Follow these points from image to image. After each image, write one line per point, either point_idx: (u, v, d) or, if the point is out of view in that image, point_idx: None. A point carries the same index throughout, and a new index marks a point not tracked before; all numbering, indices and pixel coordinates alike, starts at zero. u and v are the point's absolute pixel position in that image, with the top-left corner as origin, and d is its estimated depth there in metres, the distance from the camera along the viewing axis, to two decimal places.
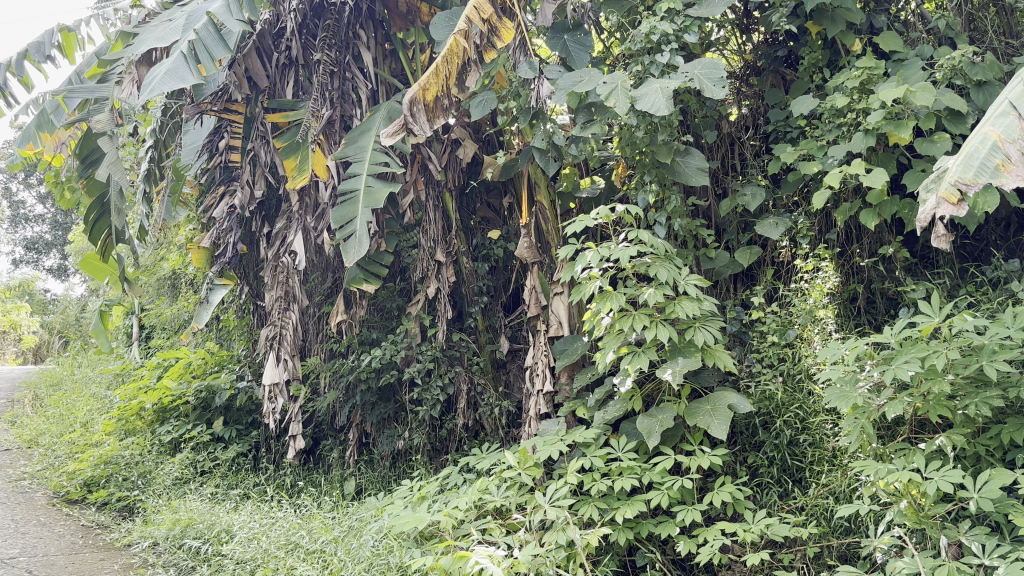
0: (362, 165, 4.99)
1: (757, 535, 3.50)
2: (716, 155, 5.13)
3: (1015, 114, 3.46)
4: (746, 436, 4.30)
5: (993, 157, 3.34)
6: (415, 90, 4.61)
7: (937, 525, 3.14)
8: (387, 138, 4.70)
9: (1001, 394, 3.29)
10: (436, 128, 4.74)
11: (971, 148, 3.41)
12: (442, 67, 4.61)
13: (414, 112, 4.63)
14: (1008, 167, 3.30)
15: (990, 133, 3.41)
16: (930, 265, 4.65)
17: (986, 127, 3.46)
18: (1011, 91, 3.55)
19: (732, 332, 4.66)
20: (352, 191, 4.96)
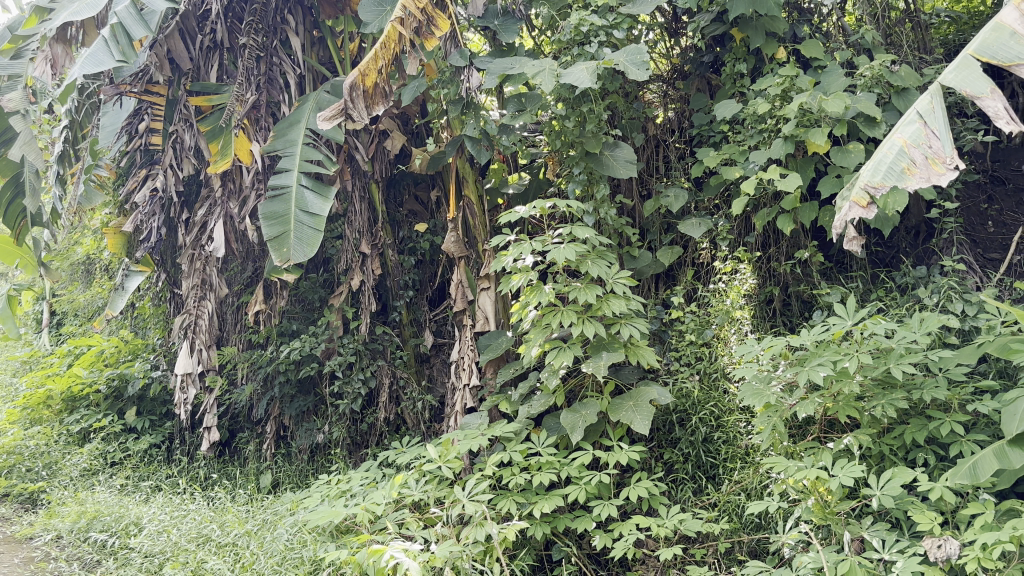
0: (293, 162, 4.90)
1: (671, 530, 3.56)
2: (642, 156, 5.22)
3: (922, 123, 3.53)
4: (663, 433, 4.37)
5: (899, 161, 3.46)
6: (354, 75, 4.58)
7: (841, 521, 3.25)
8: (324, 123, 4.67)
9: (906, 396, 3.41)
10: (375, 115, 4.73)
11: (880, 155, 3.53)
12: (382, 52, 4.58)
13: (353, 98, 4.61)
14: (911, 171, 3.42)
15: (897, 138, 3.53)
16: (844, 269, 4.80)
17: (895, 134, 3.57)
18: (921, 97, 3.65)
19: (653, 330, 4.75)
20: (281, 187, 4.86)
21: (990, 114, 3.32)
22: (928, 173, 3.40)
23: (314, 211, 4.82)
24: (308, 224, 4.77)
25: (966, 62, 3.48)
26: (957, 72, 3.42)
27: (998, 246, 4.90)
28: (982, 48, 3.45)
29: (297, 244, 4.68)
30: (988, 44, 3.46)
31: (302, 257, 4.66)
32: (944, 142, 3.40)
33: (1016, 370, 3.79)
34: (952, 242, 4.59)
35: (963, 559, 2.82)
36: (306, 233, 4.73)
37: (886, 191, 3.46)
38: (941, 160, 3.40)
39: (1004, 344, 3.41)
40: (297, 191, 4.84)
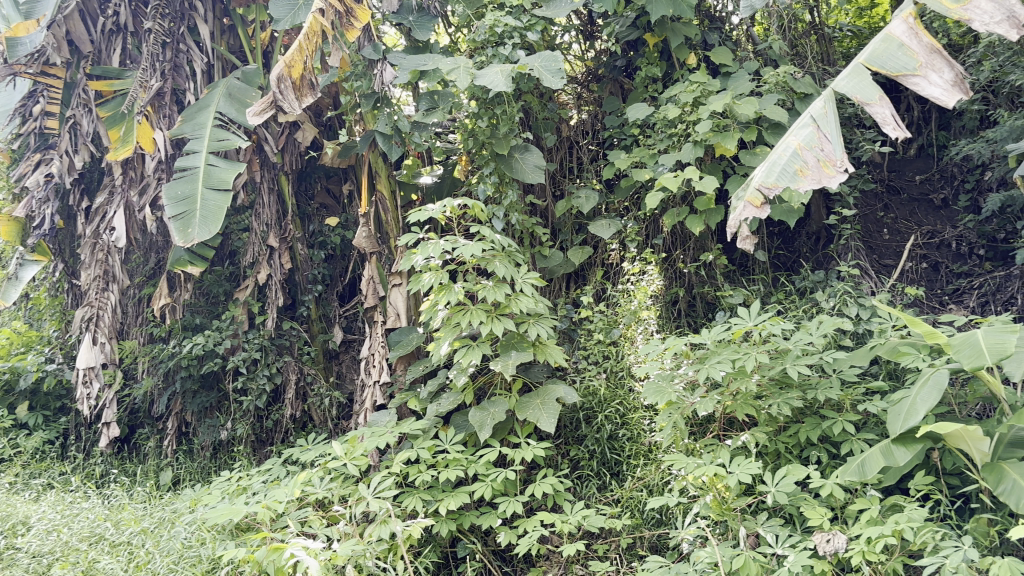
0: (201, 144, 4.80)
1: (575, 527, 3.59)
2: (555, 157, 5.27)
3: (815, 126, 3.66)
4: (570, 430, 4.43)
5: (793, 163, 3.53)
6: (281, 67, 4.49)
7: (737, 517, 3.34)
8: (254, 118, 4.62)
9: (801, 395, 3.54)
10: (303, 106, 4.69)
11: (774, 156, 3.61)
12: (305, 43, 4.53)
13: (282, 89, 4.55)
14: (804, 172, 3.49)
15: (792, 142, 3.61)
16: (747, 272, 4.94)
17: (790, 138, 3.66)
18: (816, 104, 3.76)
19: (562, 328, 4.82)
20: (188, 169, 4.74)
21: (879, 119, 3.44)
22: (820, 176, 3.49)
23: (222, 190, 4.67)
24: (214, 202, 4.62)
25: (857, 70, 3.59)
26: (849, 79, 3.55)
27: (892, 252, 5.11)
28: (873, 58, 3.56)
29: (201, 222, 4.52)
30: (878, 53, 3.57)
31: (202, 234, 4.48)
32: (836, 146, 3.53)
33: (904, 373, 3.97)
34: (848, 248, 4.77)
35: (849, 552, 2.94)
36: (212, 211, 4.57)
37: (779, 192, 3.53)
38: (832, 163, 3.51)
39: (894, 347, 3.57)
40: (204, 171, 4.72)
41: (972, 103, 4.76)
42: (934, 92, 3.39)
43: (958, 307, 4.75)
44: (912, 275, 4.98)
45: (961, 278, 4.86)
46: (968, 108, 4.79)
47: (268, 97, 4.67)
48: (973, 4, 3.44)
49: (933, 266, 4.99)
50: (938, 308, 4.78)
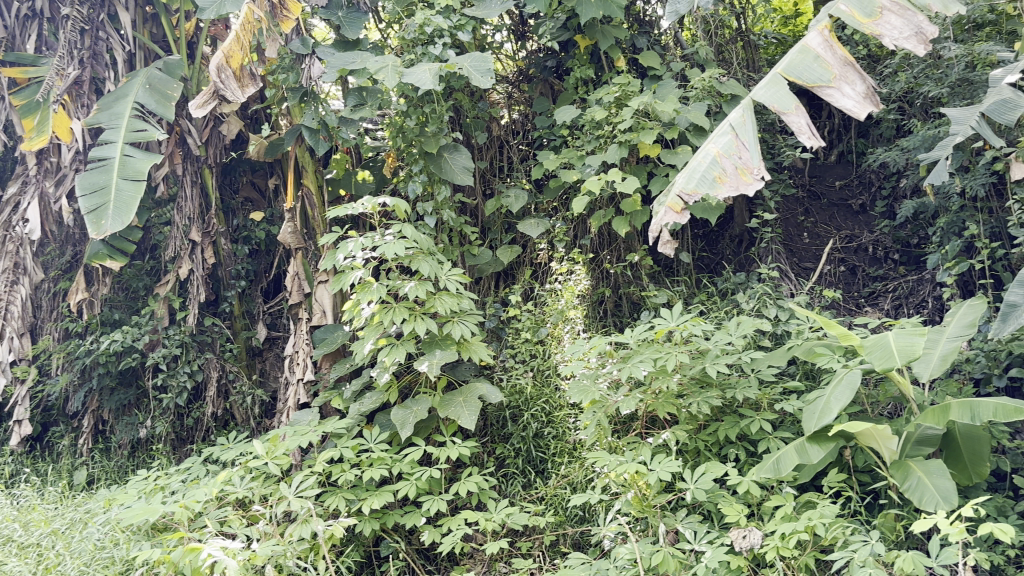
0: (117, 134, 4.67)
1: (498, 525, 3.59)
2: (485, 156, 5.29)
3: (733, 135, 3.65)
4: (496, 428, 4.44)
5: (712, 170, 3.55)
6: (220, 56, 4.42)
7: (657, 514, 3.40)
8: (196, 111, 4.63)
9: (720, 394, 3.62)
10: (244, 96, 4.63)
11: (694, 163, 3.63)
12: (242, 33, 4.49)
13: (223, 79, 4.47)
14: (722, 179, 3.53)
15: (711, 149, 3.62)
16: (671, 273, 5.01)
17: (709, 145, 3.67)
18: (735, 110, 3.76)
19: (490, 327, 4.84)
20: (103, 159, 4.61)
21: (795, 128, 3.48)
22: (737, 183, 3.53)
23: (138, 181, 4.56)
24: (128, 193, 4.50)
25: (775, 80, 3.61)
26: (766, 89, 3.56)
27: (811, 256, 5.25)
28: (789, 68, 3.58)
29: (114, 213, 4.40)
30: (795, 63, 3.59)
31: (115, 227, 4.36)
32: (753, 154, 3.54)
33: (819, 373, 4.08)
34: (769, 251, 4.90)
35: (764, 548, 3.01)
36: (125, 203, 4.45)
37: (698, 198, 3.56)
38: (749, 170, 3.54)
39: (810, 348, 3.69)
40: (119, 161, 4.59)
41: (888, 113, 4.93)
42: (848, 103, 3.44)
43: (873, 309, 4.92)
44: (830, 278, 5.12)
45: (877, 282, 5.03)
46: (884, 117, 4.95)
47: (209, 88, 4.67)
48: (884, 17, 3.45)
49: (850, 270, 5.14)
50: (855, 310, 4.96)
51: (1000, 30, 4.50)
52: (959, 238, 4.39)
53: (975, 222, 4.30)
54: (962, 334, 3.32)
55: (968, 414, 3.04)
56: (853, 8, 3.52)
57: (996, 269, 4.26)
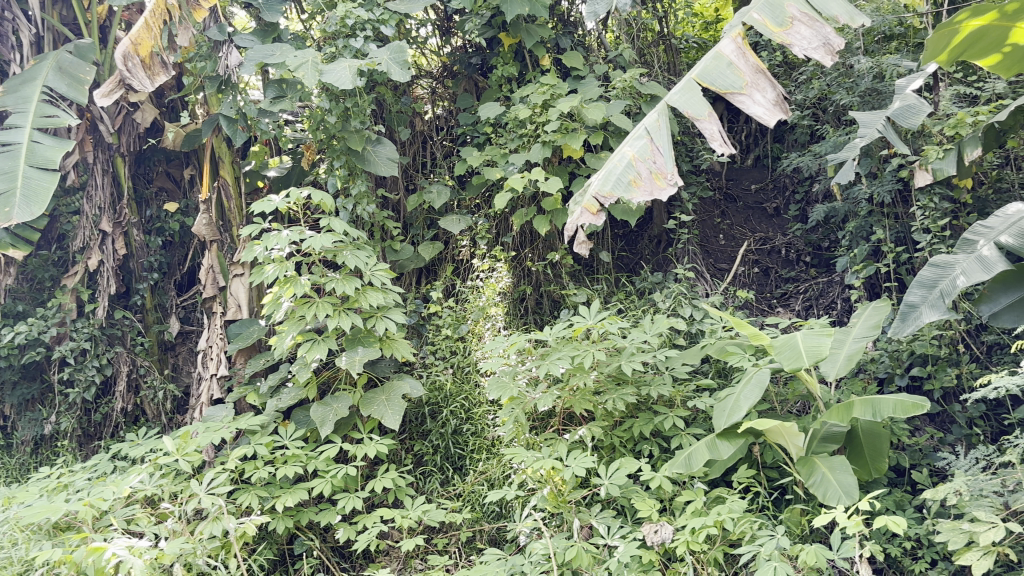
0: (24, 118, 4.49)
1: (414, 522, 3.57)
2: (408, 151, 5.27)
3: (648, 139, 3.70)
4: (415, 425, 4.42)
5: (627, 173, 3.59)
6: (127, 44, 4.36)
7: (572, 509, 3.44)
8: (103, 99, 4.51)
9: (635, 391, 3.68)
10: (154, 84, 4.57)
11: (610, 166, 3.66)
12: (152, 20, 4.41)
13: (130, 68, 4.40)
14: (637, 184, 3.57)
15: (627, 152, 3.66)
16: (591, 271, 5.05)
17: (625, 148, 3.70)
18: (650, 114, 3.81)
19: (411, 323, 4.82)
20: (9, 144, 4.42)
21: (708, 135, 3.55)
22: (651, 187, 3.57)
23: (49, 169, 4.40)
24: (39, 181, 4.34)
25: (689, 85, 3.67)
26: (681, 94, 3.62)
27: (727, 257, 5.37)
28: (703, 74, 3.64)
29: (22, 202, 4.23)
30: (709, 69, 3.64)
31: (24, 216, 4.19)
32: (667, 159, 3.60)
33: (731, 371, 4.18)
34: (686, 252, 5.02)
35: (674, 543, 3.07)
36: (35, 191, 4.29)
37: (614, 201, 3.59)
38: (664, 175, 3.59)
39: (722, 347, 3.78)
40: (27, 147, 4.41)
41: (802, 119, 5.07)
42: (758, 110, 3.51)
43: (785, 310, 5.04)
44: (744, 279, 5.24)
45: (789, 283, 5.16)
46: (798, 124, 5.10)
47: (115, 77, 4.57)
48: (795, 27, 3.54)
49: (763, 271, 5.27)
50: (767, 310, 5.05)
51: (908, 42, 4.67)
52: (866, 242, 4.55)
53: (881, 227, 4.46)
54: (867, 335, 3.45)
55: (870, 411, 3.16)
56: (766, 16, 3.59)
57: (901, 272, 4.40)
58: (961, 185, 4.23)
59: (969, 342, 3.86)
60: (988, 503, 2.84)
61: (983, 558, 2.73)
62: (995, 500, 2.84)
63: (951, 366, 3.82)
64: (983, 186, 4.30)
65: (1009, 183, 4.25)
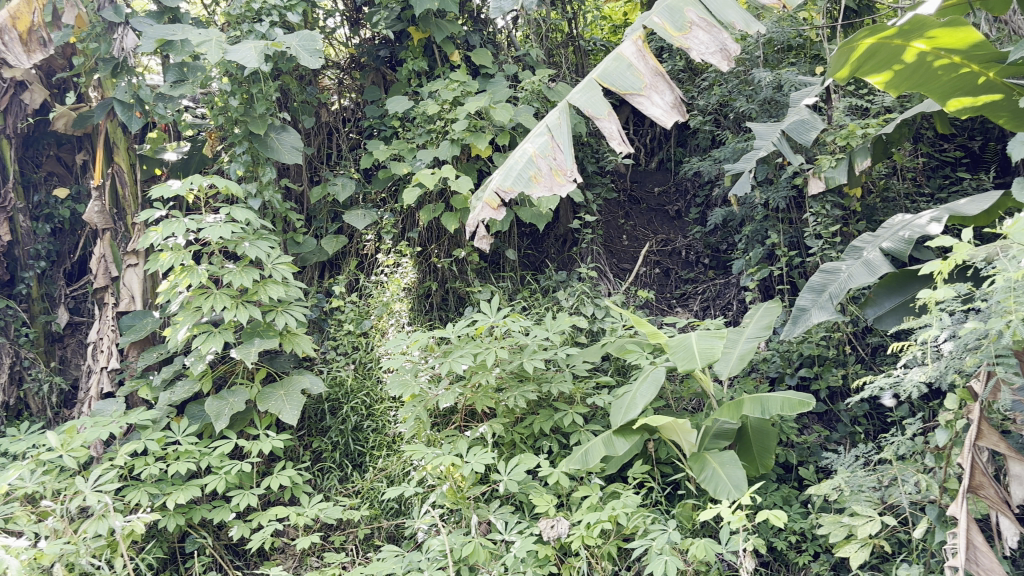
0: None
1: (310, 519, 3.52)
2: (313, 142, 5.19)
3: (549, 136, 3.64)
4: (313, 421, 4.35)
5: (528, 169, 3.53)
6: (4, 17, 4.35)
7: (471, 505, 3.45)
8: None
9: (536, 388, 3.72)
10: (33, 62, 4.51)
11: (511, 162, 3.60)
12: None
13: (5, 41, 4.39)
14: (538, 179, 3.51)
15: (528, 148, 3.60)
16: (497, 269, 5.04)
17: (526, 145, 3.64)
18: (552, 111, 3.75)
19: (312, 318, 4.74)
20: None
21: (606, 134, 3.48)
22: (551, 184, 3.53)
23: None
24: None
25: (589, 86, 3.59)
26: (581, 93, 3.55)
27: (630, 257, 5.45)
28: (604, 74, 3.56)
29: None
30: (609, 71, 3.56)
31: None
32: (567, 156, 3.55)
33: (630, 369, 4.27)
34: (590, 251, 5.09)
35: (570, 538, 3.12)
36: None
37: (514, 196, 3.53)
38: (563, 173, 3.55)
39: (622, 345, 3.87)
40: None
41: (704, 124, 5.19)
42: (655, 111, 3.44)
43: (683, 310, 5.15)
44: (646, 279, 5.33)
45: (688, 284, 5.28)
46: (700, 128, 5.23)
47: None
48: (693, 32, 3.51)
49: (664, 272, 5.39)
50: (666, 310, 5.16)
51: (805, 53, 4.84)
52: (761, 246, 4.71)
53: (776, 231, 4.61)
54: (759, 335, 3.58)
55: (759, 408, 3.27)
56: (665, 21, 3.55)
57: (793, 276, 4.53)
58: (851, 194, 4.39)
59: (855, 344, 4.04)
60: (865, 498, 2.97)
61: (860, 550, 2.85)
62: (872, 494, 2.97)
63: (838, 367, 3.99)
64: (872, 194, 4.48)
65: (896, 193, 4.48)
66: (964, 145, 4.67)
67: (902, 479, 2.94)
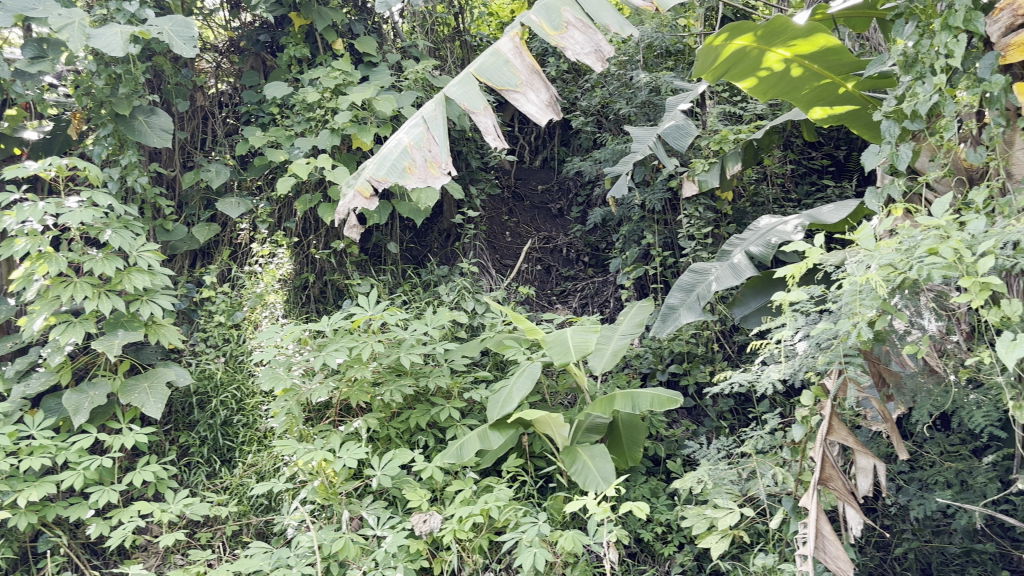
0: None
1: (175, 516, 3.40)
2: (186, 126, 5.01)
3: (424, 127, 3.54)
4: (181, 415, 4.20)
5: (402, 160, 3.43)
6: None
7: (342, 501, 3.40)
8: None
9: (413, 382, 3.70)
10: None
11: (385, 152, 3.49)
12: None
13: None
14: (412, 170, 3.41)
15: (403, 138, 3.49)
16: (378, 262, 4.97)
17: (401, 135, 3.53)
18: (429, 102, 3.65)
19: (181, 308, 4.57)
20: None
21: (482, 129, 3.44)
22: (425, 176, 3.43)
23: None
24: None
25: (466, 79, 3.55)
26: (458, 86, 3.50)
27: (512, 254, 5.47)
28: (481, 68, 3.50)
29: None
30: (487, 65, 3.52)
31: None
32: (442, 148, 3.46)
33: (508, 364, 4.30)
34: (471, 246, 5.12)
35: (442, 532, 3.12)
36: None
37: (387, 187, 3.42)
38: (438, 165, 3.45)
39: (501, 340, 3.90)
40: None
41: (585, 125, 5.26)
42: (530, 108, 3.42)
43: (563, 306, 5.22)
44: (527, 276, 5.37)
45: (568, 281, 5.36)
46: (582, 129, 5.29)
47: None
48: (569, 32, 3.50)
49: (545, 269, 5.43)
50: (547, 306, 5.21)
51: (684, 59, 4.99)
52: (637, 246, 4.83)
53: (651, 232, 4.73)
54: (632, 332, 3.67)
55: (630, 404, 3.35)
56: (542, 19, 3.53)
57: (667, 275, 4.68)
58: (723, 197, 4.56)
59: (722, 342, 4.19)
60: (726, 490, 3.07)
61: (720, 540, 2.96)
62: (732, 487, 3.09)
63: (707, 364, 4.13)
64: (742, 199, 4.67)
65: (764, 198, 4.67)
66: (830, 153, 4.89)
67: (761, 472, 3.07)
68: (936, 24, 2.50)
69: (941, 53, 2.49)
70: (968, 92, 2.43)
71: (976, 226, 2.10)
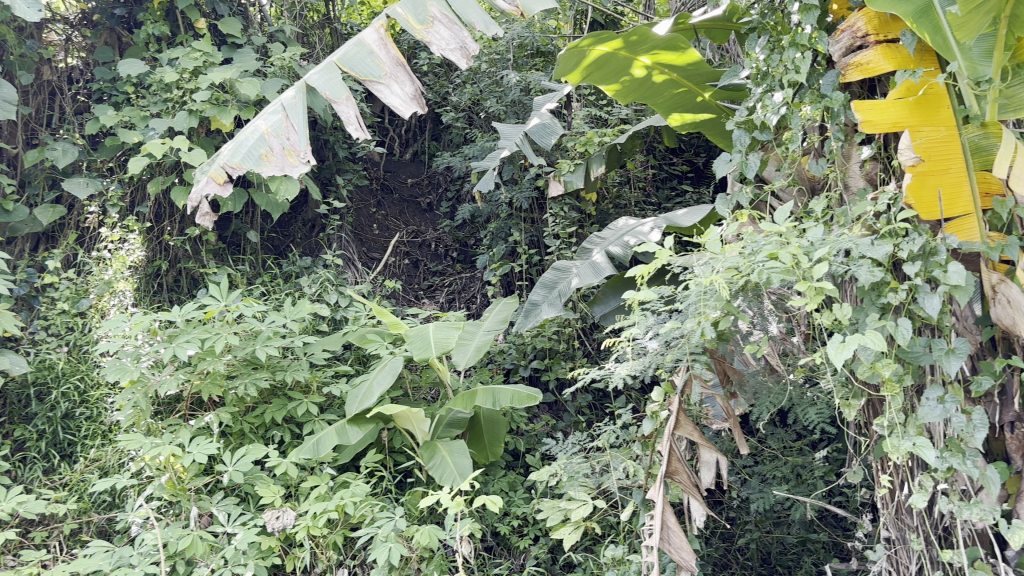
0: None
1: (5, 514, 3.20)
2: (31, 101, 4.72)
3: (284, 115, 3.44)
4: (17, 407, 3.97)
5: (258, 146, 3.32)
6: None
7: (191, 497, 3.28)
8: None
9: (269, 376, 3.61)
10: None
11: (241, 138, 3.37)
12: None
13: None
14: (268, 157, 3.31)
15: (260, 125, 3.39)
16: (236, 251, 4.82)
17: (259, 122, 3.42)
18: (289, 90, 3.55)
19: (19, 294, 4.28)
20: None
21: (344, 118, 3.31)
22: (282, 163, 3.32)
23: None
24: None
25: (329, 69, 3.47)
26: (319, 75, 3.41)
27: (378, 247, 5.42)
28: (345, 58, 3.44)
29: None
30: (349, 55, 3.45)
31: None
32: (301, 136, 3.36)
33: (370, 359, 4.26)
34: (336, 238, 5.03)
35: (296, 528, 3.07)
36: None
37: (242, 174, 3.30)
38: (296, 153, 3.35)
39: (363, 334, 3.86)
40: None
41: (456, 120, 5.26)
42: (394, 100, 3.37)
43: (429, 301, 5.25)
44: (393, 270, 5.34)
45: (435, 276, 5.37)
46: (452, 124, 5.30)
47: None
48: (435, 27, 3.48)
49: (412, 263, 5.42)
50: (412, 301, 5.21)
51: (553, 60, 5.06)
52: (504, 243, 4.87)
53: (518, 230, 4.79)
54: (495, 328, 3.69)
55: (490, 400, 3.38)
56: (408, 12, 3.49)
57: (532, 273, 4.74)
58: (587, 198, 4.65)
59: (583, 339, 4.28)
60: (580, 483, 3.15)
61: (573, 532, 3.02)
62: (586, 480, 3.17)
63: (567, 360, 4.22)
64: (606, 200, 4.77)
65: (626, 201, 4.79)
66: (690, 159, 5.07)
67: (613, 466, 3.16)
68: (785, 41, 2.63)
69: (789, 68, 2.62)
70: (811, 106, 2.54)
71: (815, 233, 2.21)
